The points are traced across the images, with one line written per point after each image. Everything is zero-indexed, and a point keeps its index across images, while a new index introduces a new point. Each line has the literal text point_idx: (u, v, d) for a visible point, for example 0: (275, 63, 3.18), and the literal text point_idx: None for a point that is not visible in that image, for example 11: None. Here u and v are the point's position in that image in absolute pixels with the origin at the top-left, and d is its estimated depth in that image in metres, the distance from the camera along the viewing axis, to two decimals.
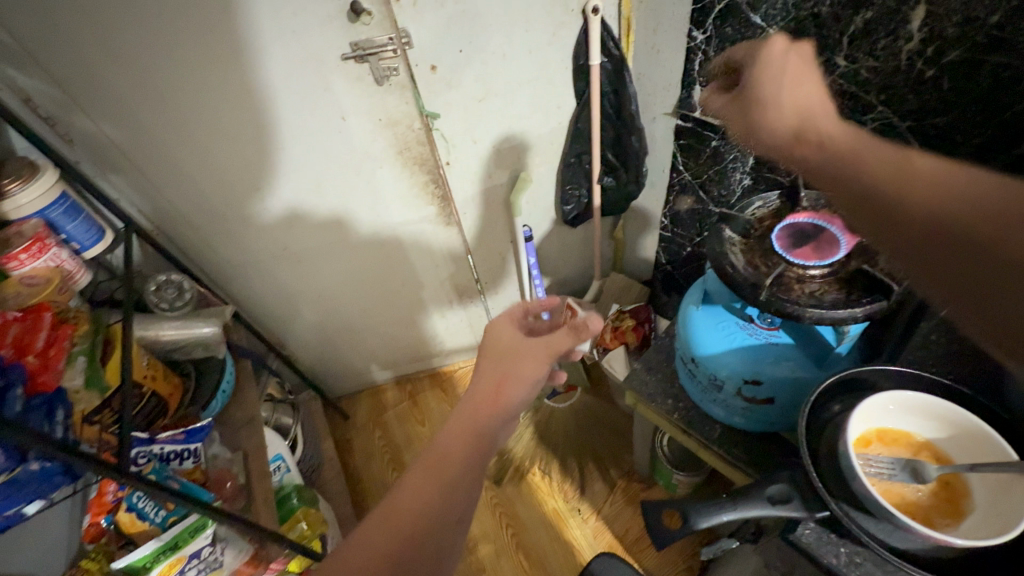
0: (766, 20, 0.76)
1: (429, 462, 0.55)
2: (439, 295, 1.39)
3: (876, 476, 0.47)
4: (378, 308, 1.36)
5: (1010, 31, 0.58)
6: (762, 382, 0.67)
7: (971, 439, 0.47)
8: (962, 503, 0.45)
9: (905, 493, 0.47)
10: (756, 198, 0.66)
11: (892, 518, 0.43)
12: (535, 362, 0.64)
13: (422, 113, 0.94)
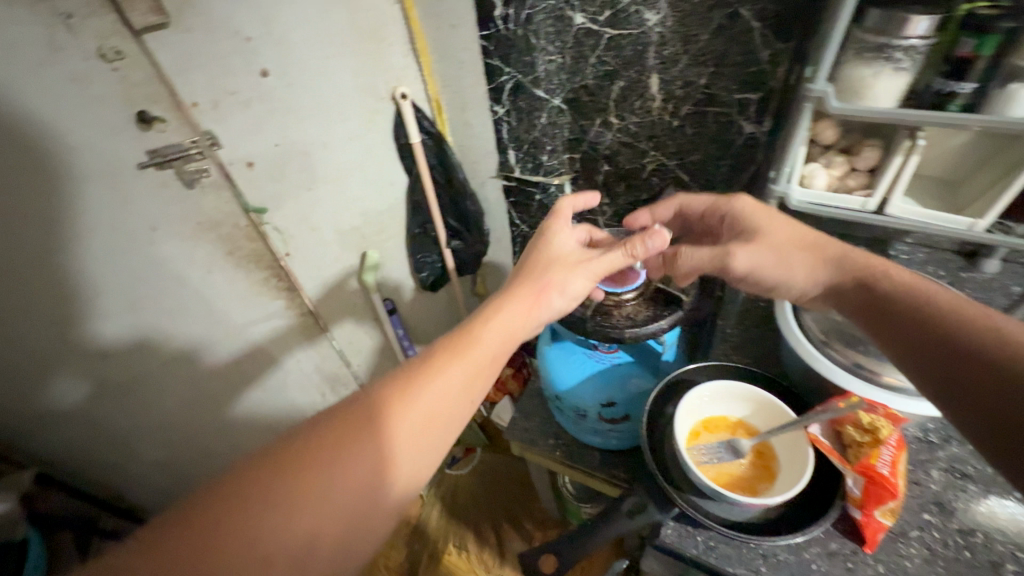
0: (549, 93, 0.89)
1: (296, 457, 0.40)
2: (309, 392, 1.28)
3: (708, 462, 0.55)
4: (238, 426, 1.20)
5: (714, 90, 0.77)
6: (616, 401, 0.73)
7: (765, 408, 0.57)
8: (771, 465, 0.54)
9: (733, 470, 0.54)
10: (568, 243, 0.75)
11: (724, 496, 0.49)
12: (588, 277, 0.60)
13: (247, 209, 0.90)
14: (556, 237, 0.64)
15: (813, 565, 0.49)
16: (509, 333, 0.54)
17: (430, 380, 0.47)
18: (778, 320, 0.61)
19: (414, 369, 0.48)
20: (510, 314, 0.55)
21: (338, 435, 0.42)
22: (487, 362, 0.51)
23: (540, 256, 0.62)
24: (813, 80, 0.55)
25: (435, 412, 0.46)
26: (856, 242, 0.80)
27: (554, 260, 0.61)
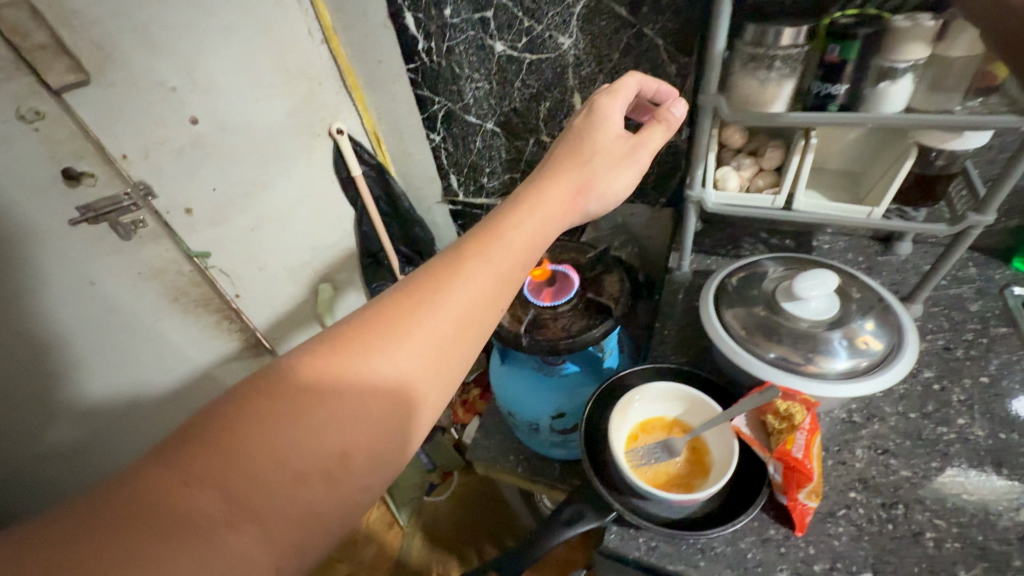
0: (480, 118, 0.92)
1: (306, 373, 0.35)
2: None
3: (645, 464, 0.56)
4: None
5: None
6: (565, 412, 0.75)
7: (696, 405, 0.59)
8: (705, 460, 0.56)
9: (669, 469, 0.56)
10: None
11: (657, 495, 0.51)
12: (625, 172, 0.54)
13: (190, 255, 0.90)
14: (603, 116, 0.55)
15: (748, 554, 0.50)
16: (543, 226, 0.47)
17: (460, 270, 0.41)
18: (703, 318, 0.64)
19: (442, 262, 0.42)
20: (547, 205, 0.48)
21: (354, 341, 0.36)
22: (523, 252, 0.45)
23: (581, 142, 0.54)
24: (706, 92, 0.58)
25: (465, 306, 0.40)
26: (782, 236, 0.84)
27: (592, 148, 0.53)
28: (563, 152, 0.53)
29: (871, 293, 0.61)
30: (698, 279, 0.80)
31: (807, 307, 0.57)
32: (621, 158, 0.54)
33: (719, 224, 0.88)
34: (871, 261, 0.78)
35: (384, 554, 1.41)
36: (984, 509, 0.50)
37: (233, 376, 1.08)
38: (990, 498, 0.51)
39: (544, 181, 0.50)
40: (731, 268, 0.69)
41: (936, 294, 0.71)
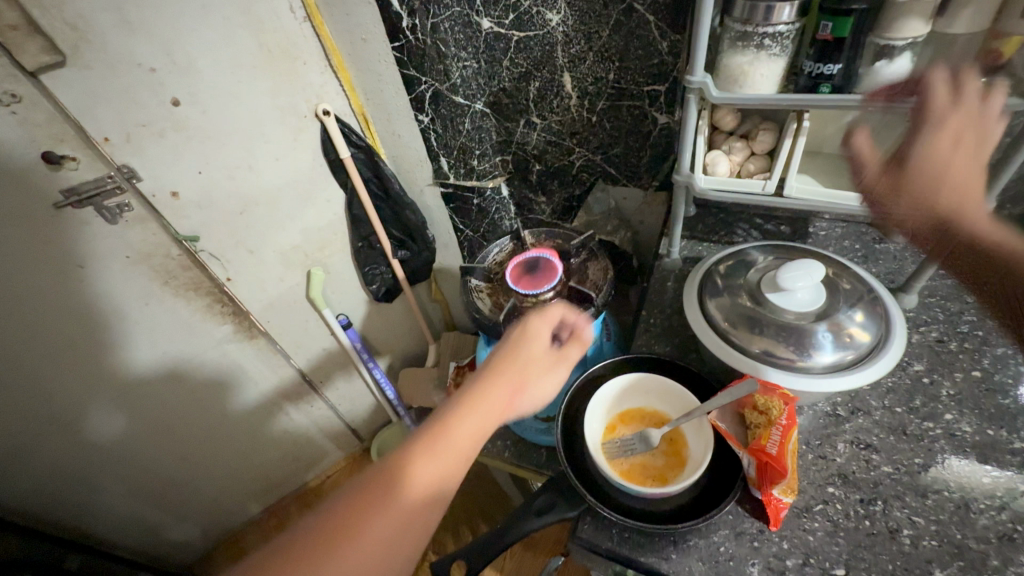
0: (469, 98, 0.90)
1: (297, 557, 0.38)
2: (273, 411, 1.27)
3: (622, 455, 0.57)
4: (203, 449, 1.20)
5: (623, 84, 0.78)
6: (549, 400, 0.75)
7: (676, 398, 0.59)
8: (682, 455, 0.56)
9: (646, 461, 0.56)
10: (491, 247, 0.75)
11: (627, 487, 0.51)
12: (553, 383, 0.52)
13: (178, 238, 0.89)
14: (529, 343, 0.52)
15: (720, 547, 0.50)
16: (476, 434, 0.47)
17: (404, 473, 0.43)
18: (686, 308, 0.62)
19: (379, 470, 0.43)
20: (478, 413, 0.47)
21: (330, 539, 0.39)
22: (468, 443, 0.46)
23: (509, 355, 0.51)
24: (692, 72, 0.55)
25: (425, 483, 0.43)
26: (776, 222, 0.82)
27: (519, 363, 0.51)
28: (491, 364, 0.51)
29: (861, 284, 0.59)
30: (687, 267, 0.78)
31: (794, 299, 0.56)
32: (545, 366, 0.52)
33: (712, 210, 0.85)
34: (868, 249, 0.75)
35: None
36: (964, 506, 0.49)
37: (227, 359, 1.09)
38: (971, 494, 0.50)
39: (482, 384, 0.49)
40: (719, 255, 0.67)
41: (933, 284, 0.68)
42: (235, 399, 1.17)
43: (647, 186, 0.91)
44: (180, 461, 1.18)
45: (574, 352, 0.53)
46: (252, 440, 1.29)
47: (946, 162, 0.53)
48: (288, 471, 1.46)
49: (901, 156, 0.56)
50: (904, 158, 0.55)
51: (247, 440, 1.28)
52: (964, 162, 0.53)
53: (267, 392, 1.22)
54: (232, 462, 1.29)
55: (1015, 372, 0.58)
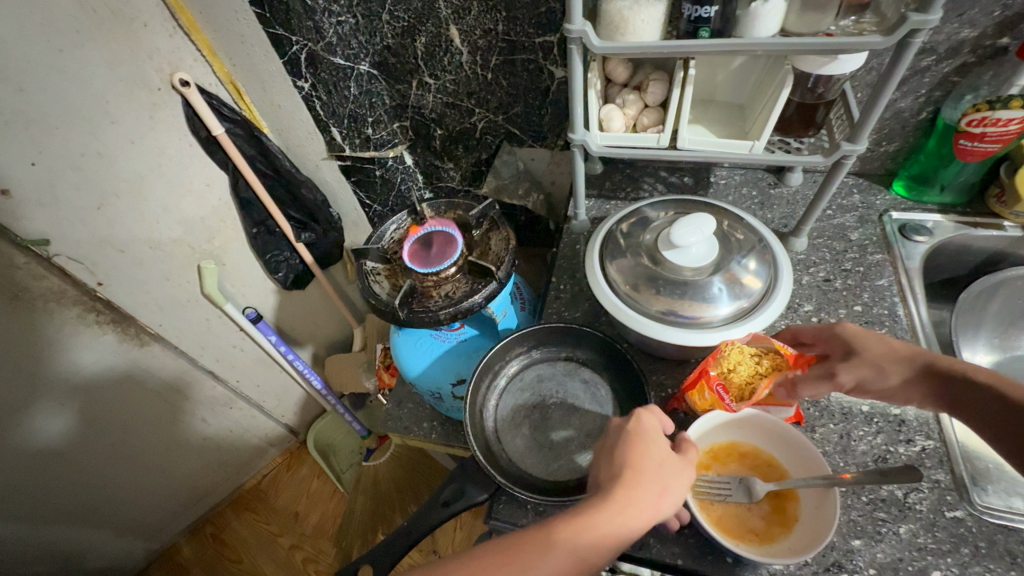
0: (350, 59, 0.81)
1: None
2: (193, 417, 1.18)
3: (714, 497, 0.48)
4: (117, 467, 1.11)
5: (514, 37, 0.73)
6: (466, 378, 0.72)
7: (800, 450, 0.48)
8: (791, 515, 0.46)
9: (741, 510, 0.47)
10: (388, 225, 0.70)
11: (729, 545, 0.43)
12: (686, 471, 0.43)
13: (22, 245, 0.76)
14: (653, 448, 0.43)
15: None
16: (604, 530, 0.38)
17: (550, 549, 0.36)
18: (588, 273, 0.61)
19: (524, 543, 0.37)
20: (622, 511, 0.39)
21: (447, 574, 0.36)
22: (610, 527, 0.38)
23: (634, 452, 0.43)
24: (570, 20, 0.51)
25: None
26: (680, 173, 0.82)
27: (644, 456, 0.43)
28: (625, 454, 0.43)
29: (753, 234, 0.59)
30: (595, 227, 0.77)
31: (686, 255, 0.55)
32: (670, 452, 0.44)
33: (618, 166, 0.84)
34: (764, 195, 0.77)
35: (328, 522, 1.41)
36: (846, 434, 0.52)
37: (122, 368, 0.99)
38: (852, 423, 0.53)
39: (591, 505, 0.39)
40: (620, 214, 0.65)
41: (821, 225, 0.71)
42: (144, 410, 1.08)
43: (552, 145, 0.88)
44: (91, 482, 1.08)
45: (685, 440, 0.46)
46: (175, 450, 1.20)
47: (877, 346, 0.45)
48: (218, 477, 1.38)
49: (844, 353, 0.46)
50: (847, 350, 0.46)
51: (167, 451, 1.18)
52: (892, 340, 0.46)
53: (178, 400, 1.13)
54: (154, 475, 1.20)
55: (890, 304, 0.62)
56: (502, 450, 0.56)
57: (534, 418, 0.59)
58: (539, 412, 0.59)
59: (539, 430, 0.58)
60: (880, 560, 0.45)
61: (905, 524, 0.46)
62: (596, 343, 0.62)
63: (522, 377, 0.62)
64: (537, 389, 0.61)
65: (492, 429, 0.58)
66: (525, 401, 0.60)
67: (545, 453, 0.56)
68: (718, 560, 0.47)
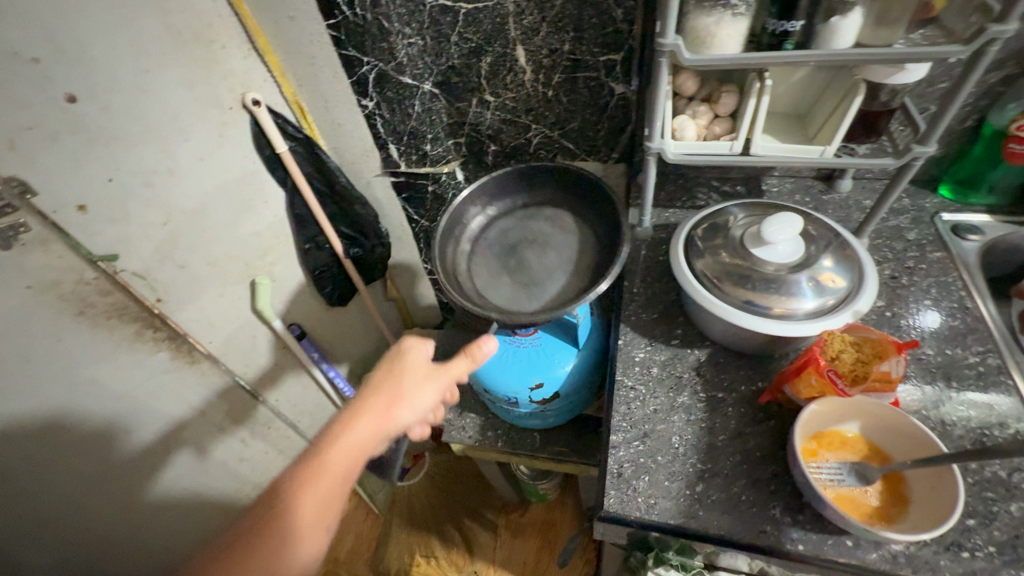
0: (416, 79, 0.85)
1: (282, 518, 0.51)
2: (164, 470, 0.97)
3: (827, 483, 0.49)
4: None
5: (579, 56, 0.77)
6: (544, 382, 0.73)
7: (908, 435, 0.49)
8: (906, 497, 0.48)
9: (856, 495, 0.49)
10: (470, 211, 0.76)
11: (856, 525, 0.45)
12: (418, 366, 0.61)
13: (91, 260, 0.74)
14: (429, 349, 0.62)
15: (741, 497, 0.52)
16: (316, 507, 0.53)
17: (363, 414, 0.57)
18: (674, 269, 0.64)
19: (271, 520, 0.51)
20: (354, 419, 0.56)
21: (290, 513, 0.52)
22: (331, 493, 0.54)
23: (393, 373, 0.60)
24: (664, 34, 0.55)
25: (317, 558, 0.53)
26: (732, 183, 0.85)
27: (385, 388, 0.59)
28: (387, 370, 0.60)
29: (828, 231, 0.62)
30: (657, 234, 0.80)
31: (774, 253, 0.58)
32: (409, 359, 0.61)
33: (672, 177, 0.87)
34: (817, 200, 0.81)
35: (363, 546, 1.37)
36: (940, 420, 0.54)
37: (71, 439, 0.78)
38: (942, 409, 0.55)
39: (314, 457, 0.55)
40: (696, 218, 0.68)
41: (878, 227, 0.74)
42: (34, 484, 0.75)
43: (605, 159, 0.92)
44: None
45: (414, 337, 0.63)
46: (97, 520, 0.87)
47: None
48: None
49: None
50: None
51: (82, 532, 0.85)
52: None
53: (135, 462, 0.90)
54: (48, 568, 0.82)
55: (958, 297, 0.65)
56: (468, 270, 0.72)
57: (509, 266, 0.72)
58: (518, 264, 0.72)
59: (519, 273, 0.70)
60: (998, 537, 0.46)
61: (1016, 502, 0.48)
62: (598, 233, 0.73)
63: (488, 234, 0.76)
64: (505, 241, 0.75)
65: (460, 261, 0.72)
66: (499, 252, 0.73)
67: (646, 446, 0.57)
68: (838, 544, 0.48)
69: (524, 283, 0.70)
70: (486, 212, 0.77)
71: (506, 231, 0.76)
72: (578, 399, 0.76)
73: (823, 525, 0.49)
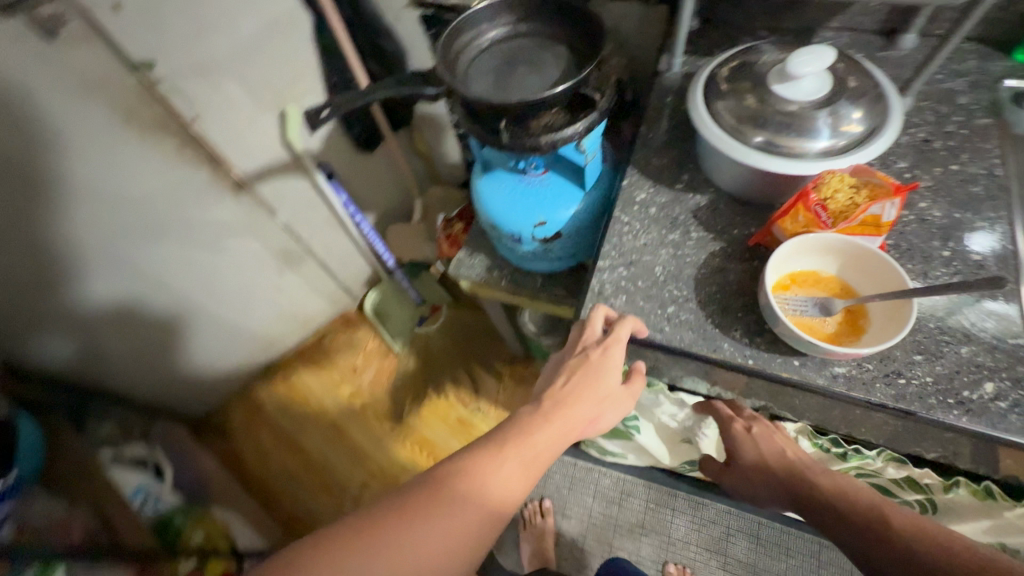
0: None
1: (451, 480, 0.51)
2: (209, 277, 1.20)
3: (791, 312, 0.53)
4: (83, 311, 1.04)
5: None
6: (547, 221, 0.76)
7: (878, 271, 0.51)
8: (860, 328, 0.52)
9: (815, 324, 0.52)
10: (499, 20, 0.69)
11: (807, 341, 0.49)
12: (583, 389, 0.57)
13: (131, 64, 0.79)
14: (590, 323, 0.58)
15: (708, 321, 0.56)
16: (514, 475, 0.53)
17: (551, 417, 0.56)
18: (690, 107, 0.62)
19: (453, 469, 0.51)
20: (550, 433, 0.56)
21: (446, 485, 0.50)
22: (539, 460, 0.55)
23: (585, 380, 0.58)
24: None
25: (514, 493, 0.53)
26: (780, 34, 0.78)
27: (591, 388, 0.57)
28: (570, 380, 0.58)
29: (866, 77, 0.58)
30: (686, 83, 0.76)
31: (800, 90, 0.55)
32: (595, 380, 0.57)
33: (715, 24, 0.80)
34: (870, 56, 0.74)
35: (383, 377, 1.56)
36: (923, 274, 0.55)
37: None
38: (930, 264, 0.56)
39: (518, 427, 0.56)
40: (726, 57, 0.64)
41: (927, 88, 0.68)
42: (116, 260, 1.01)
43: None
44: (74, 340, 1.07)
45: (594, 360, 0.57)
46: None
47: None
48: (289, 329, 1.53)
49: None
50: None
51: None
52: None
53: (186, 261, 1.12)
54: (114, 318, 1.11)
55: (989, 165, 0.61)
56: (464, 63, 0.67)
57: (500, 73, 0.65)
58: (510, 75, 0.65)
59: (503, 80, 0.64)
60: (940, 373, 0.50)
61: (968, 346, 0.50)
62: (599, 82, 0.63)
63: (505, 44, 0.68)
64: (512, 54, 0.67)
65: (463, 51, 0.67)
66: (499, 60, 0.67)
67: (631, 271, 0.61)
68: (786, 363, 0.52)
69: (502, 88, 0.64)
70: (514, 29, 0.69)
71: (518, 50, 0.68)
72: (579, 242, 0.78)
73: (777, 347, 0.53)
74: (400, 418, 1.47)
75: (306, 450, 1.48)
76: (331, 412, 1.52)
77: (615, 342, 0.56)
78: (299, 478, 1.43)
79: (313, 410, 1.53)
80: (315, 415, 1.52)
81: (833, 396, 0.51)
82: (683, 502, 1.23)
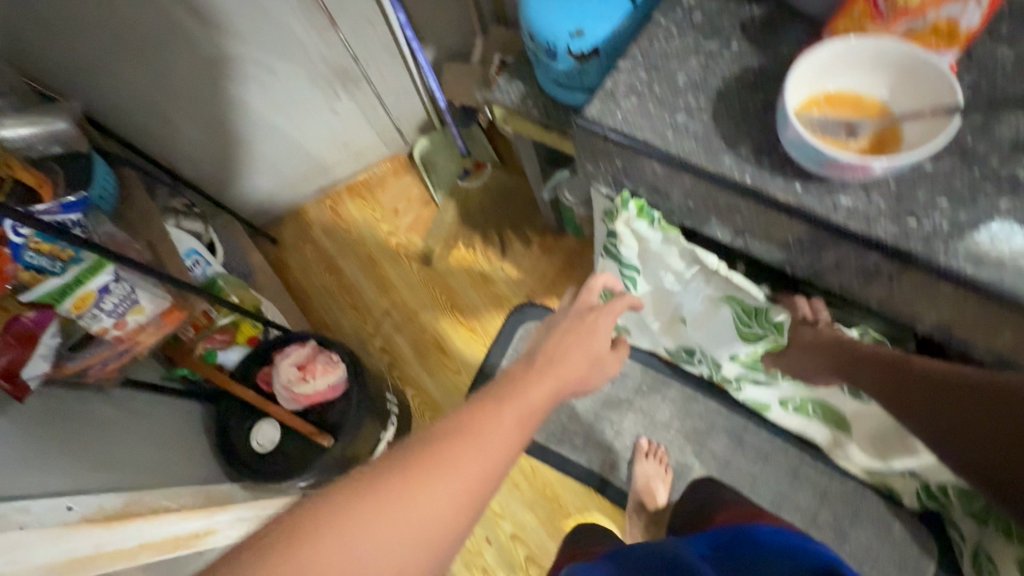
0: None
1: (440, 439, 0.53)
2: (264, 75, 1.26)
3: (814, 129, 0.49)
4: (158, 84, 1.14)
5: None
6: (585, 32, 0.70)
7: (920, 91, 0.49)
8: (886, 150, 0.48)
9: (839, 142, 0.49)
10: None
11: (823, 145, 0.44)
12: (576, 347, 0.70)
13: None
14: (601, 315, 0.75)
15: (717, 133, 0.51)
16: (504, 422, 0.56)
17: (544, 372, 0.65)
18: None
19: (446, 439, 0.53)
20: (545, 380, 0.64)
21: (442, 442, 0.52)
22: (525, 414, 0.59)
23: (576, 342, 0.71)
24: None
25: (497, 441, 0.55)
26: None
27: (581, 348, 0.71)
28: (563, 339, 0.71)
29: None
30: None
31: None
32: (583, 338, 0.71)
33: None
34: None
35: (421, 223, 1.62)
36: (992, 118, 0.46)
37: None
38: (1006, 108, 0.47)
39: (520, 385, 0.62)
40: None
41: None
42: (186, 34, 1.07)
43: None
44: (150, 111, 1.18)
45: (582, 324, 0.72)
46: None
47: None
48: (341, 158, 1.60)
49: None
50: None
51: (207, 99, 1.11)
52: None
53: (242, 51, 1.18)
54: (181, 99, 1.19)
55: None
56: None
57: None
58: None
59: None
60: (960, 220, 0.44)
61: (1011, 200, 0.43)
62: None
63: None
64: None
65: None
66: None
67: (652, 75, 0.55)
68: (787, 186, 0.48)
69: None
70: None
71: None
72: (615, 64, 0.72)
73: (783, 169, 0.49)
74: (428, 263, 1.55)
75: (342, 272, 1.62)
76: (369, 245, 1.62)
77: (601, 312, 0.74)
78: (333, 294, 1.58)
79: (354, 239, 1.64)
80: (354, 245, 1.63)
81: (827, 225, 0.47)
82: (675, 392, 1.24)
